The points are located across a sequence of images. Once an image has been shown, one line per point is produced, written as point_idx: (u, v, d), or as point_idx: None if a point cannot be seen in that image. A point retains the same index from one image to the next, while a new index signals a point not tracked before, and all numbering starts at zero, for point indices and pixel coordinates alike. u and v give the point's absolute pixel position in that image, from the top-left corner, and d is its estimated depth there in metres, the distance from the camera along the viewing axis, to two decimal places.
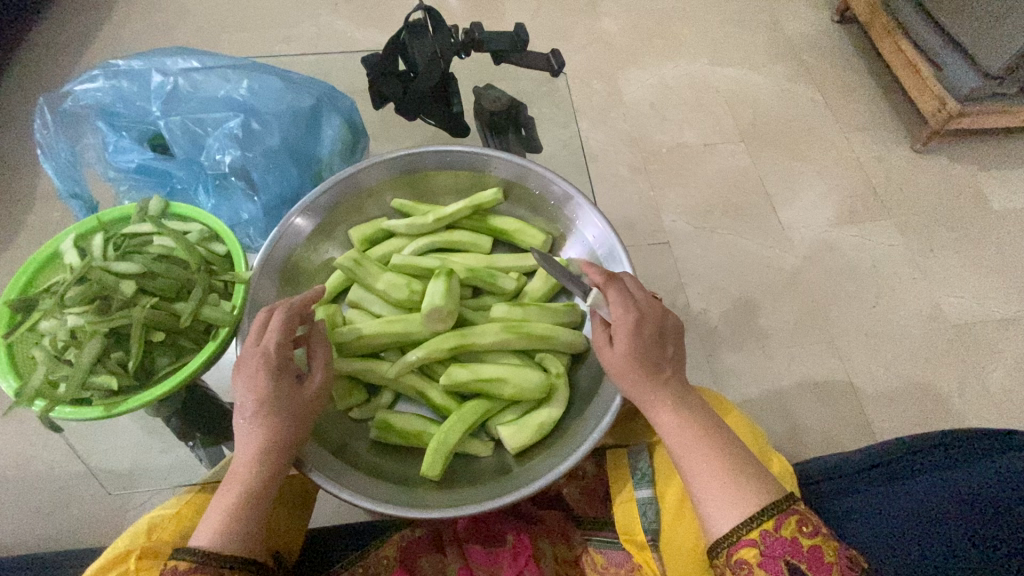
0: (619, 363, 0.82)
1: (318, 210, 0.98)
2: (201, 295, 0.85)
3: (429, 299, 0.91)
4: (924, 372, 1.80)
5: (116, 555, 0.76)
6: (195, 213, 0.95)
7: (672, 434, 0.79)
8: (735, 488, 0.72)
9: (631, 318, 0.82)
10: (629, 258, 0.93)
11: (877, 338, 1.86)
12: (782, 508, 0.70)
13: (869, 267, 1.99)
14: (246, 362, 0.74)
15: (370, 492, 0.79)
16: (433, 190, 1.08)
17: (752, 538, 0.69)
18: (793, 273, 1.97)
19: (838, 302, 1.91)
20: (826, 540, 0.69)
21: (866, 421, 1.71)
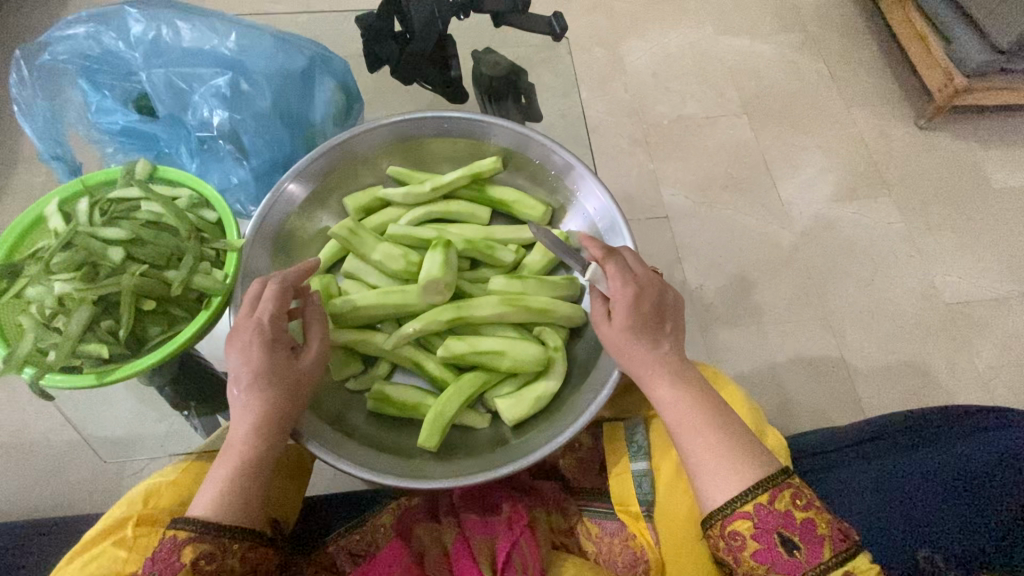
0: (616, 338, 0.81)
1: (312, 177, 0.95)
2: (191, 262, 0.83)
3: (427, 271, 0.90)
4: (914, 349, 1.82)
5: (112, 523, 0.76)
6: (183, 177, 0.91)
7: (670, 410, 0.78)
8: (731, 462, 0.73)
9: (631, 292, 0.81)
10: (630, 231, 0.91)
11: (872, 316, 1.87)
12: (777, 482, 0.71)
13: (866, 244, 1.98)
14: (239, 334, 0.74)
15: (368, 463, 0.79)
16: (430, 158, 1.05)
17: (747, 511, 0.70)
18: (791, 250, 1.97)
19: (834, 279, 1.91)
20: (818, 513, 0.70)
21: (857, 399, 1.73)
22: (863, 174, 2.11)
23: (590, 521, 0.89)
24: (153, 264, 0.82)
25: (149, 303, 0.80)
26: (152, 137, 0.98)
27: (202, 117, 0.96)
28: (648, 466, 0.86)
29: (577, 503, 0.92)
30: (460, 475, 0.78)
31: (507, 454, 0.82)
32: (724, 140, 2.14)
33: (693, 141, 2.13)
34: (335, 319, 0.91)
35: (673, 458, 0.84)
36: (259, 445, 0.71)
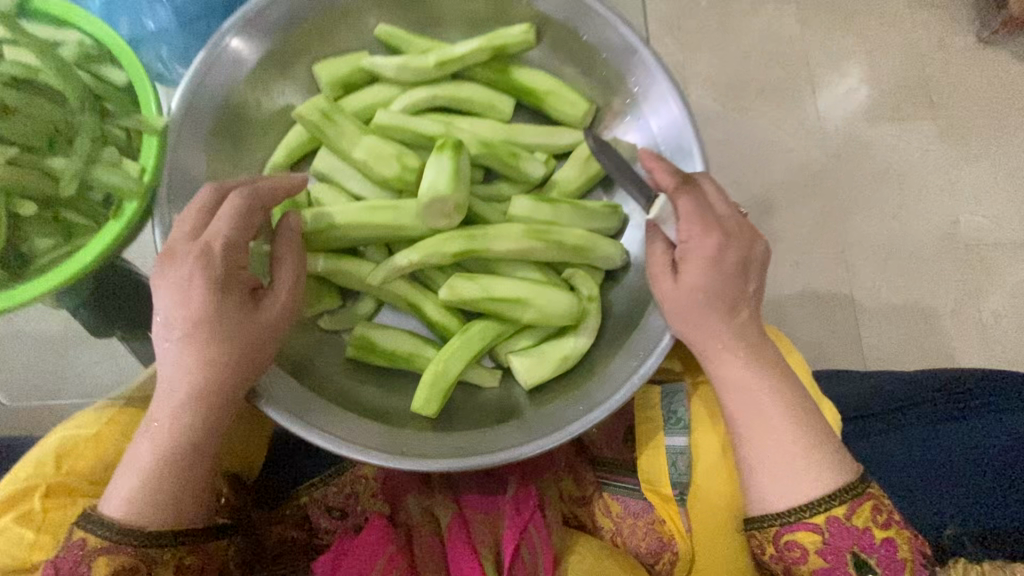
0: (680, 304, 0.63)
1: (268, 29, 0.67)
2: (88, 147, 0.58)
3: (431, 183, 0.67)
4: (922, 287, 1.51)
5: (16, 493, 0.63)
6: (72, 14, 0.62)
7: (732, 391, 0.63)
8: (804, 464, 0.59)
9: (710, 243, 0.62)
10: (703, 153, 0.69)
11: (890, 254, 1.52)
12: (858, 493, 0.59)
13: (893, 166, 1.57)
14: (175, 269, 0.56)
15: (345, 432, 0.61)
16: (435, 17, 0.76)
17: (816, 522, 0.59)
18: (808, 169, 1.56)
19: (853, 209, 1.54)
20: (899, 531, 0.59)
21: (859, 337, 1.48)
22: (908, 86, 1.61)
23: (609, 497, 0.77)
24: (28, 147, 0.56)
25: (28, 206, 0.56)
26: None
27: None
28: (688, 442, 0.72)
29: (594, 475, 0.79)
30: (463, 452, 0.62)
31: (521, 426, 0.66)
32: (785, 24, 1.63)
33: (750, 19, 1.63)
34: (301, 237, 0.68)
35: (718, 438, 0.71)
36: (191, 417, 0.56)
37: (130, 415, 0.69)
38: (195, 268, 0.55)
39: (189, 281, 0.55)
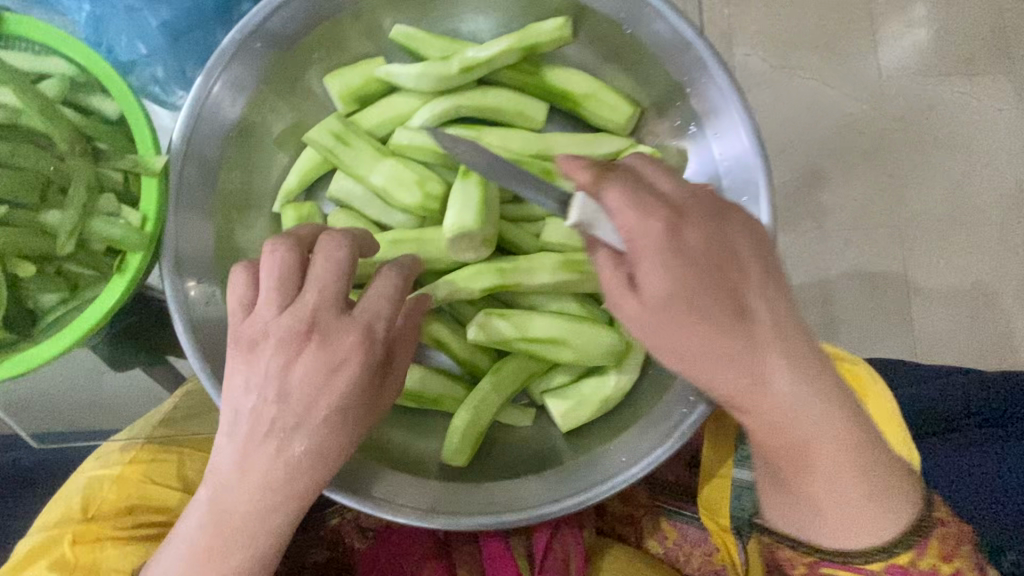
0: (678, 300, 0.48)
1: (271, 41, 0.60)
2: (84, 197, 0.53)
3: (457, 214, 0.60)
4: (975, 266, 1.34)
5: (45, 542, 0.64)
6: (50, 38, 0.55)
7: (779, 411, 0.51)
8: (870, 517, 0.56)
9: (662, 220, 0.49)
10: (770, 198, 0.59)
11: (952, 228, 1.35)
12: (924, 532, 0.57)
13: (960, 131, 1.38)
14: (321, 350, 0.48)
15: (371, 490, 0.58)
16: (456, 14, 0.68)
17: (872, 568, 0.58)
18: (871, 138, 1.37)
19: (915, 181, 1.36)
20: (966, 560, 0.58)
21: (909, 321, 1.32)
22: (989, 39, 1.40)
23: (666, 522, 0.77)
24: (18, 201, 0.51)
25: (25, 267, 0.51)
26: None
27: None
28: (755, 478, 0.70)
29: (647, 496, 0.80)
30: (498, 509, 0.58)
31: (559, 477, 0.61)
32: None
33: None
34: None
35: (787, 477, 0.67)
36: (263, 522, 0.48)
37: (153, 453, 0.69)
38: (351, 353, 0.48)
39: (323, 364, 0.47)
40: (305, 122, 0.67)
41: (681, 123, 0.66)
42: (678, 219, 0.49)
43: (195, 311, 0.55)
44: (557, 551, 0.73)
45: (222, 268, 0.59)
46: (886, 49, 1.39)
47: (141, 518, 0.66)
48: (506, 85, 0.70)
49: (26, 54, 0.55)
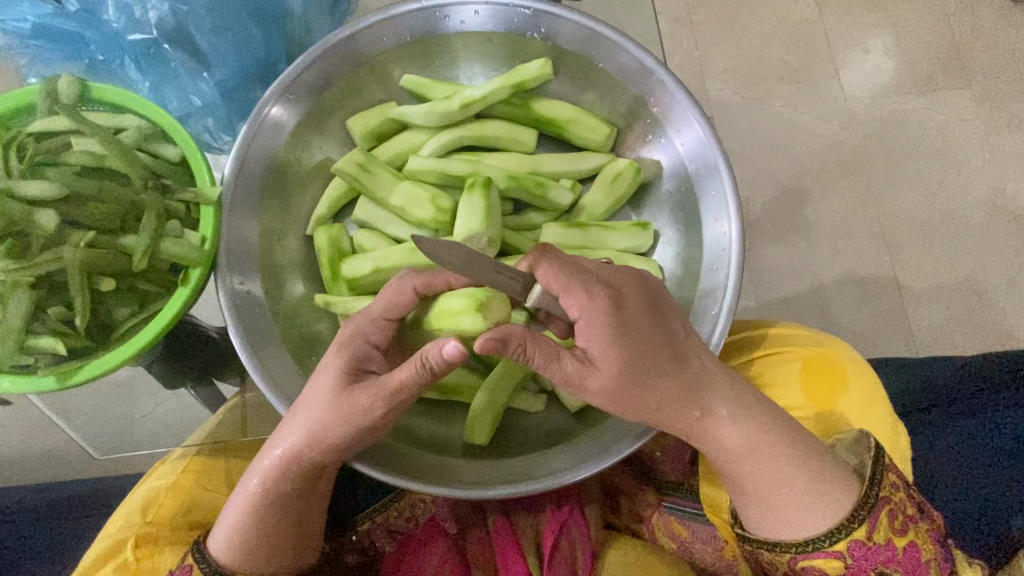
0: (628, 368, 0.59)
1: (302, 92, 0.72)
2: (155, 223, 0.63)
3: (465, 222, 0.70)
4: (962, 263, 1.41)
5: (110, 547, 0.69)
6: (126, 100, 0.67)
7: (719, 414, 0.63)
8: (823, 495, 0.63)
9: (606, 298, 0.59)
10: (733, 182, 0.70)
11: (934, 231, 1.43)
12: (874, 506, 0.63)
13: (927, 142, 1.49)
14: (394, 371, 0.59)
15: (405, 467, 0.65)
16: (454, 62, 0.80)
17: (838, 550, 0.63)
18: (844, 153, 1.48)
19: (892, 188, 1.46)
20: (918, 531, 0.64)
21: (906, 320, 1.38)
22: (941, 61, 1.54)
23: (676, 522, 0.82)
24: (101, 228, 0.62)
25: (107, 282, 0.61)
26: (78, 40, 0.71)
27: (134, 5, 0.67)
28: None
29: (654, 497, 0.85)
30: (521, 478, 0.65)
31: (572, 449, 0.68)
32: (782, 16, 1.56)
33: (750, 9, 1.56)
34: (349, 281, 0.73)
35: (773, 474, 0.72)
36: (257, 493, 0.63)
37: (205, 460, 0.76)
38: (409, 361, 0.59)
39: (413, 371, 0.58)
40: (331, 159, 0.78)
41: (651, 135, 0.78)
42: (618, 297, 0.60)
43: (244, 310, 0.65)
44: (566, 545, 0.77)
45: (264, 276, 0.69)
46: (848, 76, 1.53)
47: (197, 518, 0.73)
48: (500, 116, 0.82)
49: (105, 113, 0.67)
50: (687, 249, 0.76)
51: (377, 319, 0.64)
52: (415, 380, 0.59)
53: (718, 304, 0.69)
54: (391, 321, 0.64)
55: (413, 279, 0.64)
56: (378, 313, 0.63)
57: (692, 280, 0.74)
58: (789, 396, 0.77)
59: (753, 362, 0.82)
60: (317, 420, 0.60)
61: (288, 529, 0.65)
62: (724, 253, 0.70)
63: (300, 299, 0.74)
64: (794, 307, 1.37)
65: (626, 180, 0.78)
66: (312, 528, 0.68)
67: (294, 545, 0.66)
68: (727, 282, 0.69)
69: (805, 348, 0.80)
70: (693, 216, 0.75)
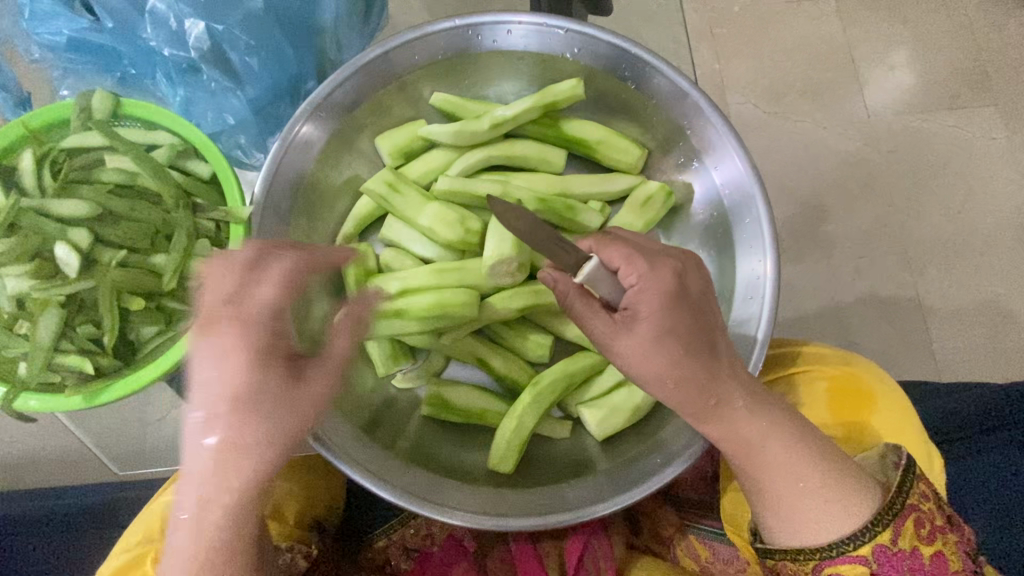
0: (665, 344, 0.56)
1: (333, 111, 0.71)
2: (184, 243, 0.63)
3: (495, 245, 0.70)
4: (991, 285, 1.38)
5: (130, 561, 0.68)
6: (158, 116, 0.66)
7: (759, 439, 0.61)
8: (846, 499, 0.60)
9: (667, 277, 0.57)
10: (770, 210, 0.69)
11: (960, 250, 1.40)
12: (899, 512, 0.60)
13: (955, 161, 1.46)
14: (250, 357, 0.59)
15: (435, 497, 0.63)
16: (483, 80, 0.79)
17: (861, 555, 0.60)
18: (869, 171, 1.45)
19: (918, 207, 1.43)
20: (947, 541, 0.62)
21: (930, 342, 1.35)
22: (967, 78, 1.52)
23: (698, 542, 0.80)
24: (133, 246, 0.62)
25: (136, 301, 0.61)
26: (111, 54, 0.71)
27: (176, 27, 0.67)
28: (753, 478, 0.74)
29: (676, 517, 0.83)
30: (550, 508, 0.63)
31: (603, 481, 0.66)
32: (803, 30, 1.54)
33: (771, 22, 1.54)
34: None
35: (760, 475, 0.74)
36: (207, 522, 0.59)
37: None
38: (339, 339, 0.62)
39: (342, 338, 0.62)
40: (359, 175, 0.78)
41: (683, 158, 0.76)
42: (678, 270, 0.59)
43: None
44: (589, 563, 0.77)
45: (291, 298, 0.69)
46: (871, 92, 1.51)
47: None
48: (529, 136, 0.81)
49: (139, 130, 0.67)
50: (718, 275, 0.74)
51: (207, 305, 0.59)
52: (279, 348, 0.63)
53: (752, 334, 0.67)
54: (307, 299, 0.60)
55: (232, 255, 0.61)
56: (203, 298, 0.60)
57: (723, 307, 0.72)
58: (814, 416, 0.75)
59: (781, 379, 0.79)
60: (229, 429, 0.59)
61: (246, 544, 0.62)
62: (759, 281, 0.69)
63: (324, 317, 0.73)
64: (815, 326, 1.35)
65: (658, 204, 0.77)
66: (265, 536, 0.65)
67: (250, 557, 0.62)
68: (761, 312, 0.67)
69: (833, 366, 0.77)
70: (725, 242, 0.73)
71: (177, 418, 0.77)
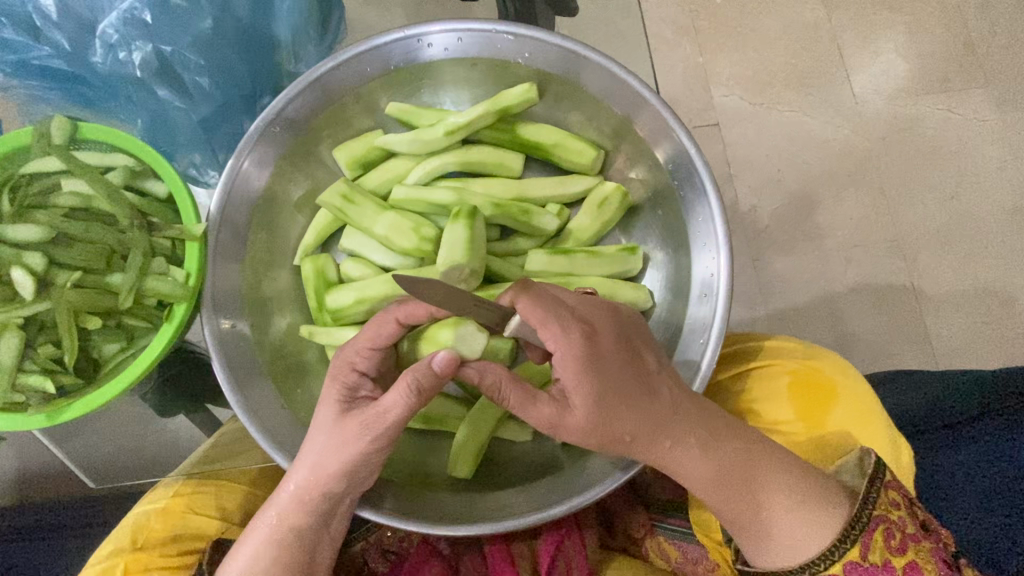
0: (603, 402, 0.58)
1: (287, 128, 0.72)
2: (140, 261, 0.64)
3: (448, 252, 0.70)
4: (985, 269, 1.36)
5: (101, 571, 0.70)
6: (114, 138, 0.69)
7: (710, 465, 0.62)
8: (813, 515, 0.61)
9: (579, 336, 0.58)
10: (724, 208, 0.68)
11: (953, 237, 1.38)
12: (865, 524, 0.61)
13: (945, 145, 1.44)
14: (384, 406, 0.56)
15: (390, 504, 0.64)
16: (437, 88, 0.79)
17: (833, 573, 0.61)
18: (858, 158, 1.43)
19: (909, 193, 1.40)
20: (920, 550, 0.62)
21: (924, 330, 1.32)
22: (958, 62, 1.49)
23: (667, 543, 0.80)
24: (89, 267, 0.64)
25: (93, 321, 0.62)
26: (71, 77, 0.73)
27: (128, 49, 0.69)
28: None
29: (646, 516, 0.83)
30: (504, 513, 0.64)
31: (558, 483, 0.66)
32: (788, 19, 1.51)
33: (754, 12, 1.51)
34: (334, 312, 0.74)
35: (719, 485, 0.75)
36: (294, 536, 0.59)
37: (193, 486, 0.75)
38: (397, 387, 0.56)
39: (406, 397, 0.56)
40: (318, 187, 0.79)
41: (637, 156, 0.76)
42: (591, 330, 0.59)
43: (231, 348, 0.66)
44: (561, 566, 0.76)
45: (250, 313, 0.70)
46: (860, 79, 1.48)
47: (186, 546, 0.72)
48: (486, 141, 0.81)
49: (96, 153, 0.69)
50: (676, 273, 0.75)
51: (364, 345, 0.60)
52: (404, 409, 0.56)
53: (706, 332, 0.67)
54: (376, 350, 0.60)
55: (394, 309, 0.61)
56: (364, 340, 0.60)
57: (681, 305, 0.72)
58: (776, 412, 0.76)
59: (744, 374, 0.79)
60: (324, 458, 0.57)
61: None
62: (712, 279, 0.68)
63: (287, 329, 0.75)
64: (806, 318, 1.32)
65: (613, 204, 0.77)
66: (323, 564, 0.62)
67: None
68: (715, 310, 0.67)
69: (795, 361, 0.78)
70: (681, 240, 0.73)
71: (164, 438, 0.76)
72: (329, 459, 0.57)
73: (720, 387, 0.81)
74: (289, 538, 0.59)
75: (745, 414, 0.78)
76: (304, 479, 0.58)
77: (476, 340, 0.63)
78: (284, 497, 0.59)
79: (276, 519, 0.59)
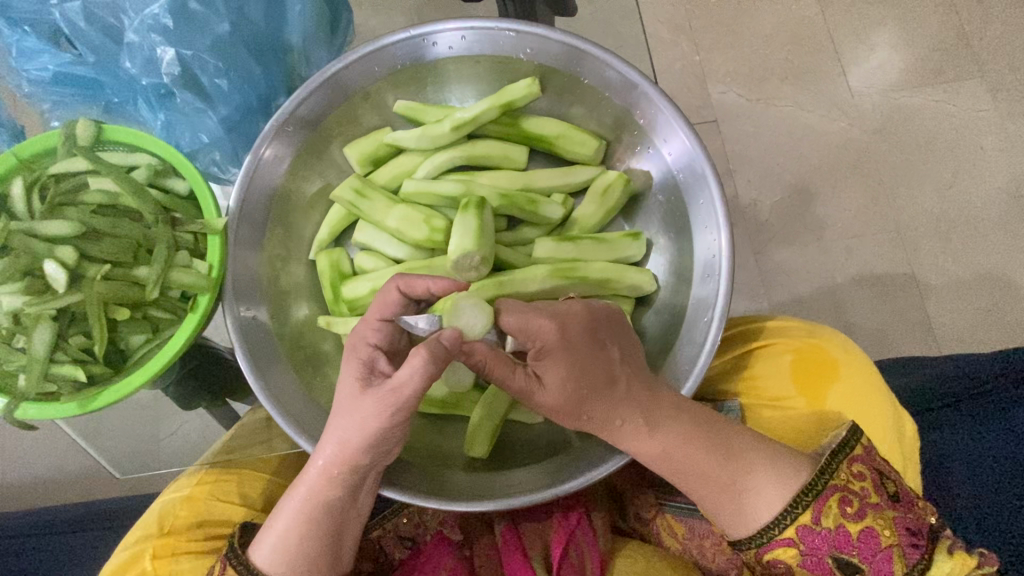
0: (576, 380, 0.62)
1: (299, 127, 0.75)
2: (165, 254, 0.67)
3: (458, 240, 0.73)
4: (986, 257, 1.38)
5: (130, 556, 0.72)
6: (138, 139, 0.72)
7: (679, 441, 0.65)
8: (779, 484, 0.64)
9: (559, 315, 0.61)
10: (723, 190, 0.71)
11: (952, 226, 1.40)
12: (819, 492, 0.63)
13: (942, 135, 1.46)
14: (406, 376, 0.57)
15: (408, 484, 0.67)
16: (441, 84, 0.82)
17: (788, 537, 0.63)
18: (856, 151, 1.45)
19: (908, 183, 1.42)
20: (879, 517, 0.63)
21: (926, 318, 1.34)
22: (952, 53, 1.51)
23: (673, 520, 0.83)
24: (116, 261, 0.67)
25: (122, 312, 0.65)
26: (96, 85, 0.76)
27: (150, 55, 0.72)
28: None
29: (655, 497, 0.85)
30: (518, 491, 0.66)
31: (571, 460, 0.69)
32: (784, 16, 1.54)
33: (750, 10, 1.54)
34: (350, 304, 0.77)
35: None
36: (323, 511, 0.62)
37: (216, 474, 0.77)
38: (413, 358, 0.57)
39: (423, 365, 0.56)
40: (330, 184, 0.82)
41: (638, 145, 0.79)
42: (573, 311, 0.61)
43: (252, 335, 0.69)
44: (574, 555, 0.76)
45: (269, 303, 0.73)
46: (857, 74, 1.50)
47: (210, 531, 0.74)
48: (489, 135, 0.84)
49: (120, 153, 0.72)
50: (678, 253, 0.77)
51: (372, 320, 0.63)
52: (421, 380, 0.57)
53: (710, 310, 0.69)
54: (385, 320, 0.63)
55: (398, 278, 0.64)
56: (372, 314, 0.63)
57: (685, 288, 0.75)
58: (779, 388, 0.79)
59: (747, 354, 0.83)
60: (349, 433, 0.59)
61: (330, 543, 0.63)
62: (714, 259, 0.71)
63: (305, 321, 0.78)
64: (809, 309, 1.34)
65: (616, 192, 0.80)
66: (351, 534, 0.66)
67: (331, 553, 0.64)
68: (717, 290, 0.69)
69: (797, 339, 0.80)
70: (683, 224, 0.76)
71: (183, 430, 0.77)
72: (353, 437, 0.59)
73: (724, 369, 0.84)
74: (318, 512, 0.62)
75: (746, 392, 0.80)
76: (331, 456, 0.61)
77: (476, 320, 0.62)
78: (313, 472, 0.62)
79: (305, 496, 0.62)
